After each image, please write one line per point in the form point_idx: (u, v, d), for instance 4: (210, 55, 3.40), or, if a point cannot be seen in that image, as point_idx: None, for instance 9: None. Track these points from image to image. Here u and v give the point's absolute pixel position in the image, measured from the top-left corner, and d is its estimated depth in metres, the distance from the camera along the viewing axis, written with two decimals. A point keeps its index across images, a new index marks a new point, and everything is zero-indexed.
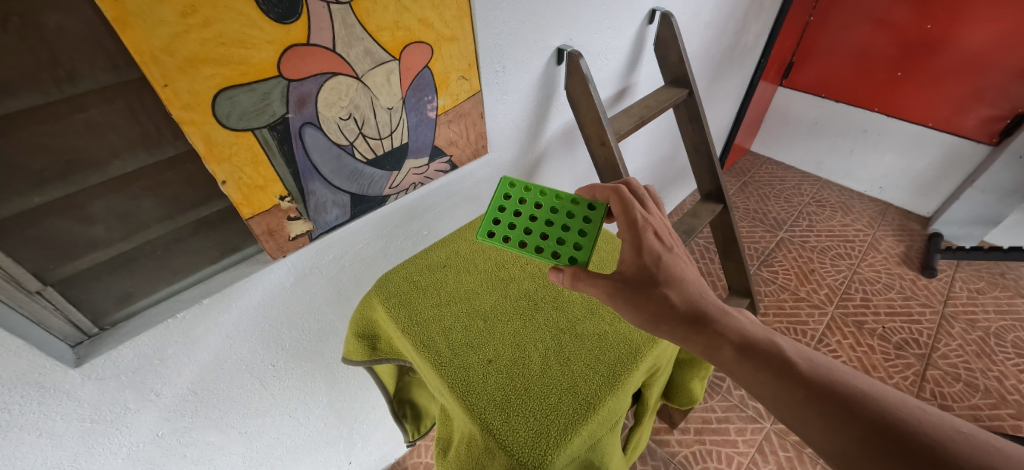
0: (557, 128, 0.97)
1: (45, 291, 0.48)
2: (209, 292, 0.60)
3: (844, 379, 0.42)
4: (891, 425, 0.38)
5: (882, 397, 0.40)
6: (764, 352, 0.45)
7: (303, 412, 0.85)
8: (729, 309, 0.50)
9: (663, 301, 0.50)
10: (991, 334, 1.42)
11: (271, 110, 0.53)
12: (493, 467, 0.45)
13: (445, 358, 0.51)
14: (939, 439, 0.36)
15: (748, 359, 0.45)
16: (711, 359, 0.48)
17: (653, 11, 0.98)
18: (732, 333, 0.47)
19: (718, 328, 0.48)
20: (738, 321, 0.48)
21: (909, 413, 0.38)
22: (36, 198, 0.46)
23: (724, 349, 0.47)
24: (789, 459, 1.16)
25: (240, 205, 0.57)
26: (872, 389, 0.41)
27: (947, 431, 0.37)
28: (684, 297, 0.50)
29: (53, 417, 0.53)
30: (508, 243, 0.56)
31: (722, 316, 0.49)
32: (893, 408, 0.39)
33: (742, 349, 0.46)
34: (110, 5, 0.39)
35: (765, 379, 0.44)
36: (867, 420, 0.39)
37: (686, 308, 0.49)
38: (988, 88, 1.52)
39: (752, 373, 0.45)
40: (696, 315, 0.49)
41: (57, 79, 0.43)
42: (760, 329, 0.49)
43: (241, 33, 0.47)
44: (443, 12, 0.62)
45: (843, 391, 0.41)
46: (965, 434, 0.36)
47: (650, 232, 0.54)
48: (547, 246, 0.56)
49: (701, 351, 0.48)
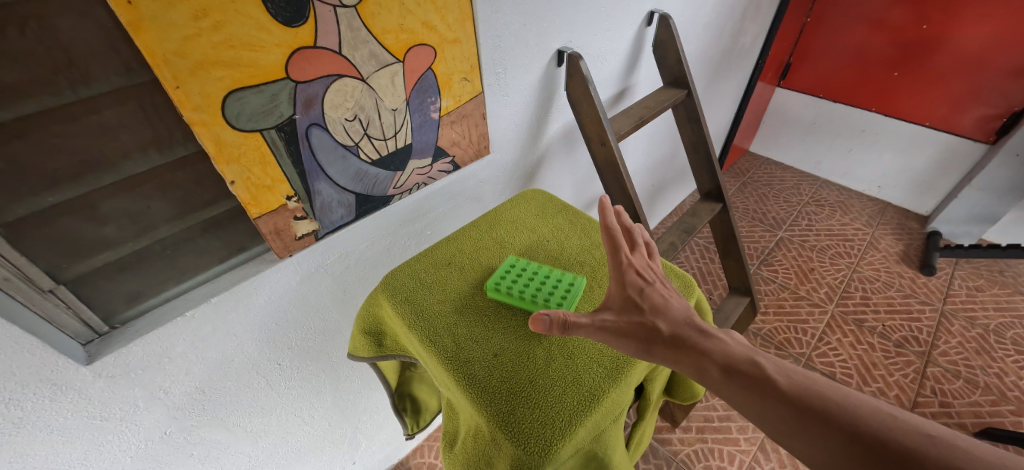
0: (558, 129, 0.99)
1: (57, 289, 0.49)
2: (218, 290, 0.61)
3: (819, 392, 0.42)
4: (866, 435, 0.38)
5: (856, 407, 0.40)
6: (748, 374, 0.44)
7: (308, 411, 0.86)
8: (711, 330, 0.49)
9: (650, 329, 0.49)
10: (991, 331, 1.42)
11: (278, 111, 0.54)
12: (500, 458, 0.46)
13: (451, 351, 0.52)
14: (910, 446, 0.36)
15: (732, 378, 0.45)
16: (696, 381, 0.47)
17: (652, 13, 0.99)
18: (715, 354, 0.46)
19: (702, 349, 0.47)
20: (722, 340, 0.48)
21: (881, 421, 0.38)
22: (50, 197, 0.47)
23: (708, 370, 0.46)
24: (791, 456, 1.17)
25: (248, 205, 0.58)
26: (845, 399, 0.40)
27: (917, 437, 0.36)
28: (673, 327, 0.49)
29: (64, 414, 0.54)
30: (499, 289, 0.57)
31: (704, 338, 0.48)
32: (871, 418, 0.38)
33: (725, 369, 0.45)
34: (125, 9, 0.40)
35: (749, 398, 0.43)
36: (842, 432, 0.38)
37: (671, 333, 0.49)
38: (984, 87, 1.53)
39: (735, 393, 0.44)
40: (681, 338, 0.48)
41: (73, 80, 0.44)
42: (743, 348, 0.48)
43: (250, 36, 0.48)
44: (445, 15, 0.64)
45: (818, 405, 0.41)
46: (933, 436, 0.36)
47: (633, 272, 0.54)
48: (538, 290, 0.57)
49: (687, 373, 0.47)
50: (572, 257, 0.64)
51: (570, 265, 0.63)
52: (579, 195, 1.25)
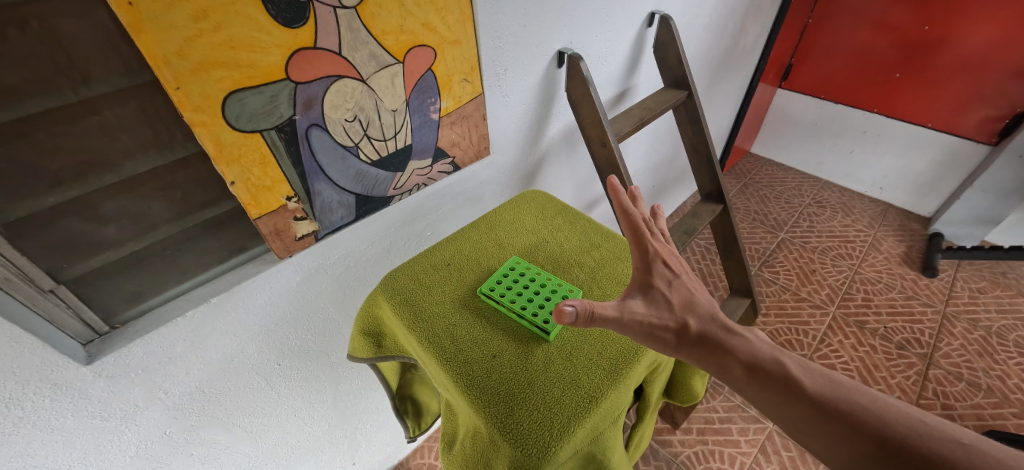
0: (558, 129, 0.99)
1: (58, 289, 0.50)
2: (217, 291, 0.61)
3: (846, 395, 0.42)
4: (890, 439, 0.38)
5: (884, 411, 0.40)
6: (776, 373, 0.45)
7: (308, 412, 0.86)
8: (737, 328, 0.50)
9: (681, 327, 0.50)
10: (993, 333, 1.42)
11: (278, 112, 0.54)
12: (498, 459, 0.46)
13: (450, 352, 0.52)
14: (937, 451, 0.36)
15: (757, 378, 0.46)
16: (723, 378, 0.49)
17: (652, 14, 0.99)
18: (741, 353, 0.47)
19: (728, 348, 0.48)
20: (749, 339, 0.49)
21: (908, 425, 0.39)
22: (51, 197, 0.47)
23: (734, 368, 0.47)
24: (792, 458, 1.16)
25: (248, 206, 0.58)
26: (873, 403, 0.41)
27: (942, 442, 0.37)
28: (702, 324, 0.50)
29: (64, 414, 0.54)
30: (492, 293, 0.56)
31: (731, 336, 0.49)
32: (894, 422, 0.39)
33: (751, 368, 0.47)
34: (125, 10, 0.40)
35: (773, 397, 0.45)
36: (867, 436, 0.39)
37: (699, 330, 0.49)
38: (987, 88, 1.53)
39: (760, 392, 0.46)
40: (708, 336, 0.49)
41: (73, 81, 0.44)
42: (770, 347, 0.49)
43: (250, 37, 0.48)
44: (446, 15, 0.64)
45: (844, 406, 0.42)
46: (965, 444, 0.36)
47: (659, 260, 0.53)
48: (529, 299, 0.55)
49: (714, 370, 0.49)
50: (571, 258, 0.64)
51: (569, 267, 0.63)
52: (580, 196, 1.24)
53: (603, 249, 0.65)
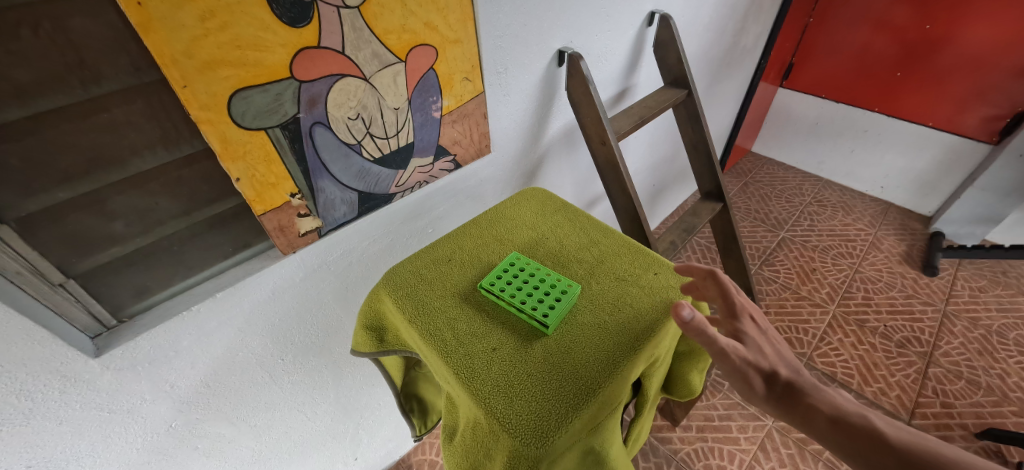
0: (559, 128, 0.99)
1: (67, 283, 0.51)
2: (222, 286, 0.62)
3: (939, 450, 0.41)
4: None
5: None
6: (860, 426, 0.44)
7: (311, 407, 0.87)
8: (822, 385, 0.49)
9: (770, 375, 0.49)
10: (993, 332, 1.42)
11: (283, 110, 0.55)
12: (497, 450, 0.46)
13: (450, 346, 0.52)
14: None
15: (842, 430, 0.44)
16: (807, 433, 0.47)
17: (653, 13, 1.00)
18: (824, 404, 0.47)
19: (811, 400, 0.47)
20: (832, 395, 0.48)
21: None
22: (61, 193, 0.48)
23: (818, 420, 0.46)
24: (791, 455, 1.17)
25: (253, 202, 0.59)
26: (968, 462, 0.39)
27: None
28: (789, 376, 0.50)
29: (73, 405, 0.56)
30: (493, 287, 0.57)
31: (815, 390, 0.48)
32: None
33: (834, 421, 0.45)
34: (135, 10, 0.41)
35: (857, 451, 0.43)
36: None
37: (787, 380, 0.49)
38: (988, 87, 1.53)
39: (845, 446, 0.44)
40: (794, 387, 0.49)
41: (84, 79, 0.45)
42: (855, 406, 0.48)
43: (255, 37, 0.49)
44: (447, 15, 0.65)
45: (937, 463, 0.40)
46: None
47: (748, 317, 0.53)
48: (529, 294, 0.56)
49: (795, 423, 0.47)
50: (570, 254, 0.65)
51: (568, 263, 0.63)
52: (581, 194, 1.25)
53: (602, 245, 0.66)
